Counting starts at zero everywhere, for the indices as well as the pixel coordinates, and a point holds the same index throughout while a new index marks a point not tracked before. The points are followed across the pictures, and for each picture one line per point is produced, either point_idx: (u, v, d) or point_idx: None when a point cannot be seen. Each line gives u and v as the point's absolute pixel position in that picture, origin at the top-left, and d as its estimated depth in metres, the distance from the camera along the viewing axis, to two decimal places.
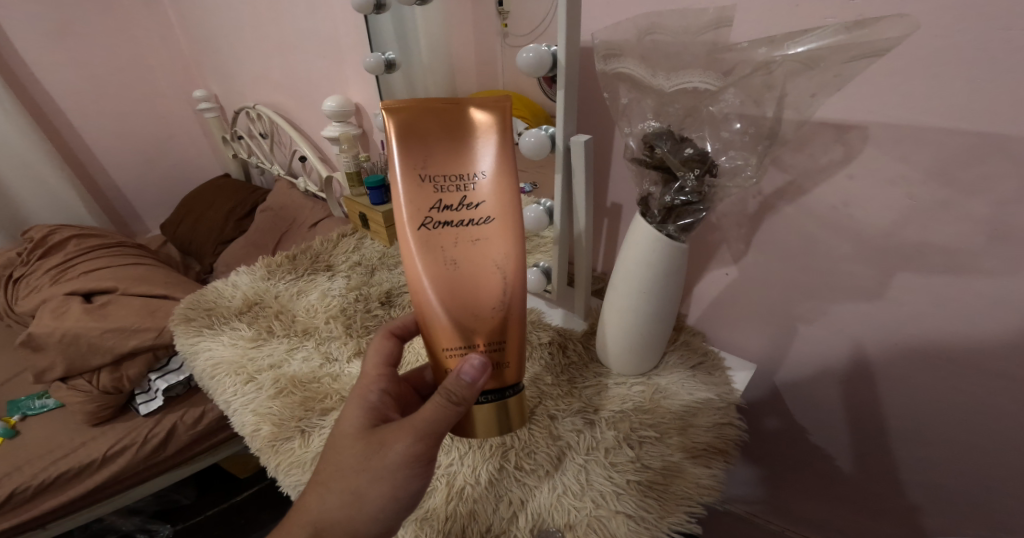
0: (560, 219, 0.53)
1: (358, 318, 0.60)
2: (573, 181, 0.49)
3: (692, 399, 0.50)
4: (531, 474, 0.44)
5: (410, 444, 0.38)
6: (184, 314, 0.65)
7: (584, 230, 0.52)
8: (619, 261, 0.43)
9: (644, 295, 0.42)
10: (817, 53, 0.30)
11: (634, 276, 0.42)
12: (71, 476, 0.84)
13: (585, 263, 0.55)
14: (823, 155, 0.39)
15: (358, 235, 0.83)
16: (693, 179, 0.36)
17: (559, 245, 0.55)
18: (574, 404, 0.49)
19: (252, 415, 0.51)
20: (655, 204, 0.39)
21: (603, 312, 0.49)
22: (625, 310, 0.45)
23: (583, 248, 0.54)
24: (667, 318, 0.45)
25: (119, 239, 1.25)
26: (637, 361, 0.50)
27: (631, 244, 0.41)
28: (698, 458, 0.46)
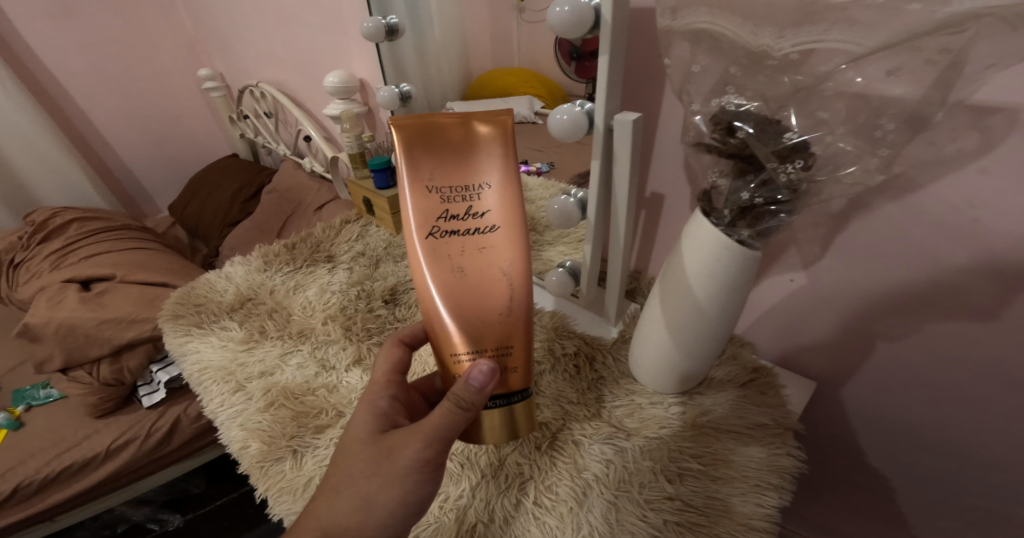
0: (594, 211, 0.46)
1: (358, 319, 0.54)
2: (613, 168, 0.42)
3: (742, 424, 0.44)
4: (552, 511, 0.38)
5: (421, 449, 0.33)
6: (173, 310, 0.60)
7: (624, 224, 0.44)
8: (669, 265, 0.38)
9: (696, 304, 0.36)
10: (1016, 10, 0.22)
11: (686, 285, 0.36)
12: (76, 470, 0.82)
13: (619, 262, 0.48)
14: (950, 144, 0.32)
15: (362, 222, 0.77)
16: (792, 171, 0.29)
17: (591, 242, 0.48)
18: (603, 428, 0.43)
19: (239, 430, 0.45)
20: (722, 200, 0.33)
21: (643, 315, 0.43)
22: (674, 318, 0.38)
23: (619, 246, 0.46)
24: (722, 330, 0.37)
25: (123, 222, 1.21)
26: (679, 378, 0.43)
27: (685, 246, 0.35)
28: (749, 495, 0.40)
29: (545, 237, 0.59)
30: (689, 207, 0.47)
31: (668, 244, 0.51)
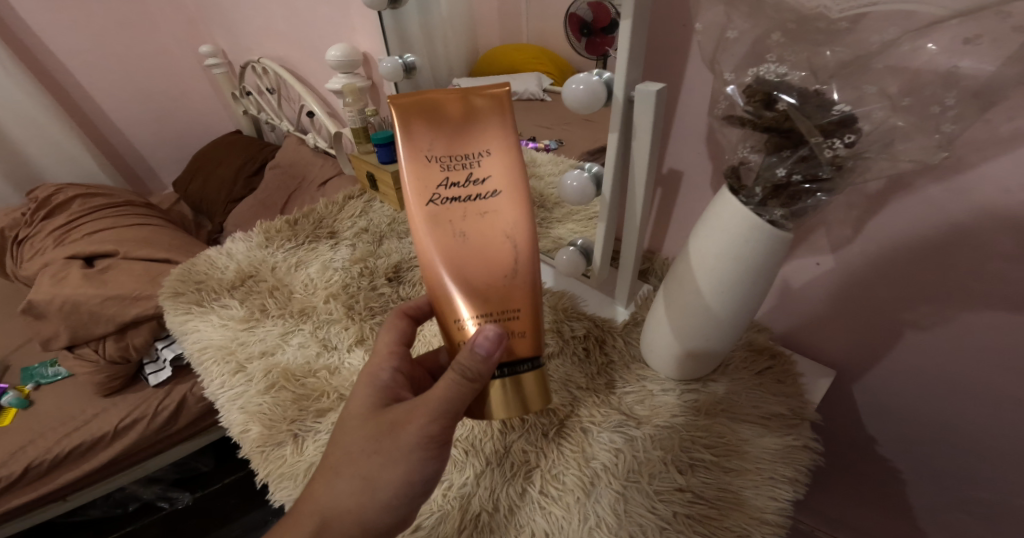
0: (610, 188, 0.43)
1: (361, 297, 0.52)
2: (633, 142, 0.39)
3: (757, 414, 0.42)
4: (559, 501, 0.37)
5: (425, 426, 0.31)
6: (174, 288, 0.58)
7: (642, 202, 0.42)
8: (688, 248, 0.36)
9: (716, 288, 0.34)
10: None
11: (707, 269, 0.34)
12: (85, 450, 0.82)
13: (634, 241, 0.45)
14: (1005, 123, 0.29)
15: (367, 199, 0.75)
16: (840, 146, 0.27)
17: (605, 221, 0.45)
18: (612, 415, 0.41)
19: (240, 413, 0.44)
20: (752, 176, 0.32)
21: (659, 297, 0.41)
22: (692, 303, 0.36)
23: (635, 224, 0.44)
24: (744, 316, 0.35)
25: (126, 199, 1.19)
26: (693, 364, 0.41)
27: (708, 228, 0.33)
28: (762, 488, 0.38)
29: (554, 214, 0.56)
30: (710, 185, 0.44)
31: (685, 224, 0.49)
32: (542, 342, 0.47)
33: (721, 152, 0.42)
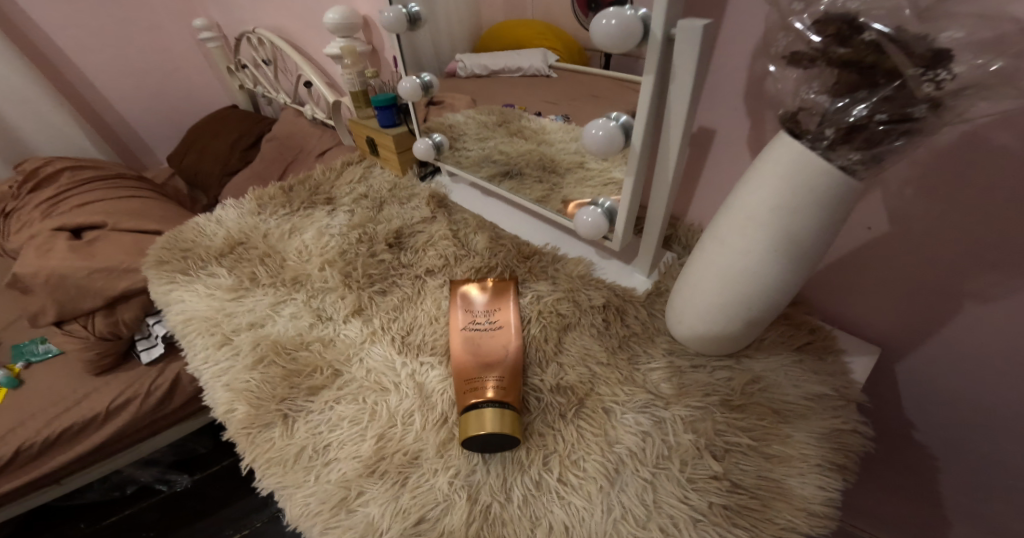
0: (640, 140, 0.37)
1: (358, 264, 0.47)
2: (671, 86, 0.34)
3: (799, 394, 0.37)
4: (580, 490, 0.33)
5: None
6: (159, 256, 0.53)
7: (676, 156, 0.36)
8: (736, 200, 0.30)
9: (771, 247, 0.29)
10: None
11: (761, 223, 0.28)
12: (77, 431, 0.79)
13: (662, 202, 0.40)
14: None
15: (366, 165, 0.69)
16: (933, 83, 0.22)
17: (632, 180, 0.39)
18: (638, 395, 0.36)
19: (225, 391, 0.40)
20: (815, 121, 0.26)
21: (692, 259, 0.35)
22: (738, 266, 0.31)
23: (665, 183, 0.39)
24: (796, 283, 0.31)
25: (117, 171, 1.14)
26: (728, 339, 0.36)
27: (761, 178, 0.28)
28: (809, 477, 0.34)
29: (566, 180, 0.50)
30: (748, 143, 0.39)
31: (715, 186, 0.43)
32: (558, 312, 0.41)
33: (764, 105, 0.36)
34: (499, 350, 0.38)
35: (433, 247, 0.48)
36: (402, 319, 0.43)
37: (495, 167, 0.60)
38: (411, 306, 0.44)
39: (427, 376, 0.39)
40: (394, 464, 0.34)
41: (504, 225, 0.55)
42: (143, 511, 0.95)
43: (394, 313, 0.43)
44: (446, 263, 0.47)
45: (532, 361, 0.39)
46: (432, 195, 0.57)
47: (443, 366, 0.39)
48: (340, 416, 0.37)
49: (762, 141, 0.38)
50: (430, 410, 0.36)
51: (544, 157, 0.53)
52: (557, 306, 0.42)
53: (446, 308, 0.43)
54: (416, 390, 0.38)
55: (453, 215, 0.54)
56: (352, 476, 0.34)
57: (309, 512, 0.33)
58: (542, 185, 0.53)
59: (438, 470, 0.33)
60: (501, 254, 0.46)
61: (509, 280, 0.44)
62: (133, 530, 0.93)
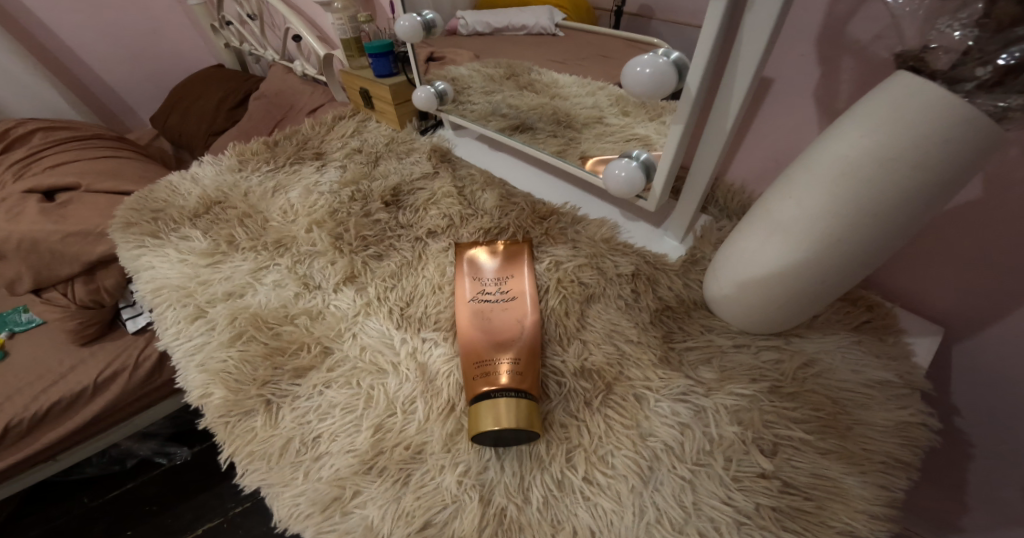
0: (698, 82, 0.29)
1: (350, 225, 0.42)
2: (747, 14, 0.26)
3: (858, 380, 0.32)
4: (608, 491, 0.29)
5: None
6: (125, 216, 0.47)
7: (738, 106, 0.30)
8: (823, 149, 0.24)
9: (866, 211, 0.23)
10: None
11: (859, 179, 0.23)
12: (64, 407, 0.75)
13: (709, 160, 0.34)
14: None
15: (360, 119, 0.62)
16: None
17: (680, 132, 0.32)
18: (676, 382, 0.31)
19: (198, 373, 0.35)
20: (947, 61, 0.21)
21: (749, 221, 0.29)
22: (814, 232, 0.25)
23: (718, 138, 0.32)
24: (884, 256, 0.25)
25: (95, 130, 1.05)
26: (782, 318, 0.31)
27: (868, 119, 0.22)
28: (869, 476, 0.29)
29: (584, 134, 0.45)
30: (814, 96, 0.32)
31: (763, 140, 0.37)
32: (580, 281, 0.36)
33: (844, 50, 0.29)
34: (512, 327, 0.33)
35: (436, 206, 0.43)
36: (401, 288, 0.37)
37: (504, 120, 0.53)
38: (411, 272, 0.38)
39: (430, 355, 0.34)
40: (394, 460, 0.29)
41: (513, 182, 0.49)
42: (143, 485, 0.89)
43: (392, 281, 0.38)
44: (450, 224, 0.41)
45: (551, 337, 0.34)
46: (434, 148, 0.51)
47: (448, 343, 0.34)
48: (332, 403, 0.32)
49: (833, 95, 0.31)
50: (435, 396, 0.31)
51: (558, 112, 0.47)
52: (579, 273, 0.36)
53: (450, 275, 0.37)
54: (419, 372, 0.33)
55: (458, 171, 0.48)
56: (347, 474, 0.29)
57: (299, 514, 0.29)
58: (557, 139, 0.47)
59: (444, 467, 0.29)
60: (513, 214, 0.40)
61: (523, 243, 0.38)
62: (134, 504, 0.87)
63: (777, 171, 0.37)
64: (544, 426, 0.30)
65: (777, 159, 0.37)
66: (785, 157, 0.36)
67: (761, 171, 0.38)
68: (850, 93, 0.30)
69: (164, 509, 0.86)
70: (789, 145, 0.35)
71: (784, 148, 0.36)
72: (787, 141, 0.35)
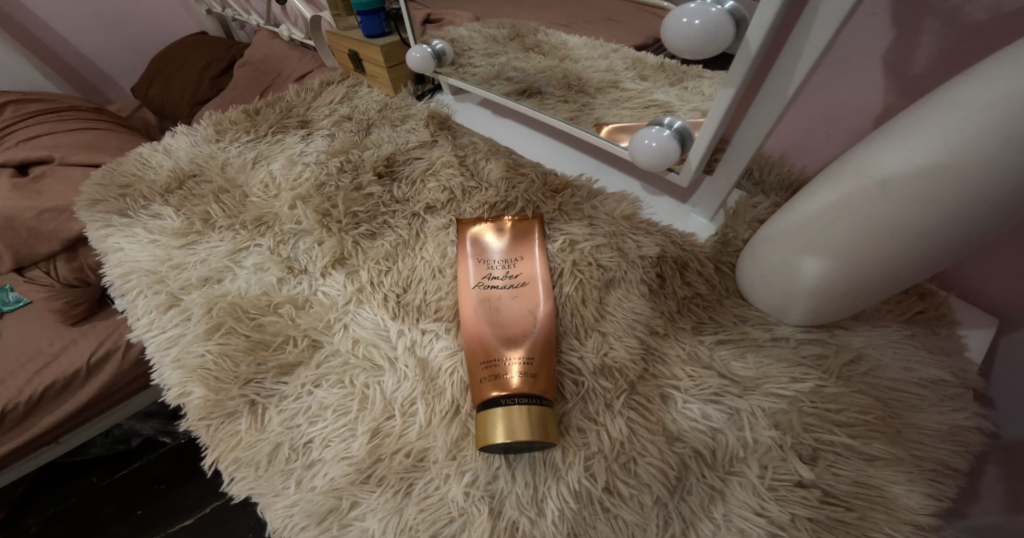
0: (761, 39, 0.24)
1: (339, 200, 0.37)
2: None
3: (910, 379, 0.29)
4: (630, 502, 0.26)
5: None
6: (92, 193, 0.42)
7: (804, 70, 0.25)
8: (925, 116, 0.20)
9: (966, 197, 0.19)
10: None
11: (963, 158, 0.18)
12: (61, 390, 0.63)
13: (757, 133, 0.29)
14: None
15: (349, 84, 0.57)
16: None
17: (728, 98, 0.28)
18: (708, 382, 0.28)
19: (174, 369, 0.31)
20: None
21: (812, 195, 0.26)
22: (892, 215, 0.21)
23: (774, 107, 0.27)
24: (977, 246, 0.21)
25: (71, 102, 0.97)
26: (834, 309, 0.27)
27: (990, 80, 0.18)
28: (917, 484, 0.26)
29: (598, 100, 0.40)
30: (883, 60, 0.28)
31: (813, 107, 0.33)
32: (597, 264, 0.32)
33: (928, 9, 0.26)
34: (524, 319, 0.29)
35: (435, 177, 0.38)
36: (397, 272, 0.33)
37: (509, 84, 0.47)
38: (408, 254, 0.34)
39: (431, 349, 0.30)
40: (394, 469, 0.26)
41: (521, 151, 0.44)
42: (149, 464, 0.76)
43: (386, 263, 0.34)
44: (451, 198, 0.37)
45: (567, 330, 0.30)
46: (431, 114, 0.46)
47: (451, 336, 0.30)
48: (322, 404, 0.29)
49: (908, 60, 0.27)
50: (437, 397, 0.28)
51: (569, 75, 0.43)
52: (596, 255, 0.32)
53: (452, 257, 0.33)
54: (418, 369, 0.29)
55: (459, 139, 0.43)
56: (342, 483, 0.27)
57: (292, 527, 0.27)
58: (568, 105, 0.42)
59: (449, 476, 0.26)
60: (521, 187, 0.36)
61: (533, 219, 0.34)
62: (140, 485, 0.74)
63: (825, 142, 0.34)
64: (559, 431, 0.27)
65: (827, 128, 0.33)
66: (836, 127, 0.32)
67: (804, 140, 0.35)
68: (929, 58, 0.27)
69: (173, 487, 0.73)
70: (843, 113, 0.32)
71: (836, 117, 0.32)
72: (842, 109, 0.31)
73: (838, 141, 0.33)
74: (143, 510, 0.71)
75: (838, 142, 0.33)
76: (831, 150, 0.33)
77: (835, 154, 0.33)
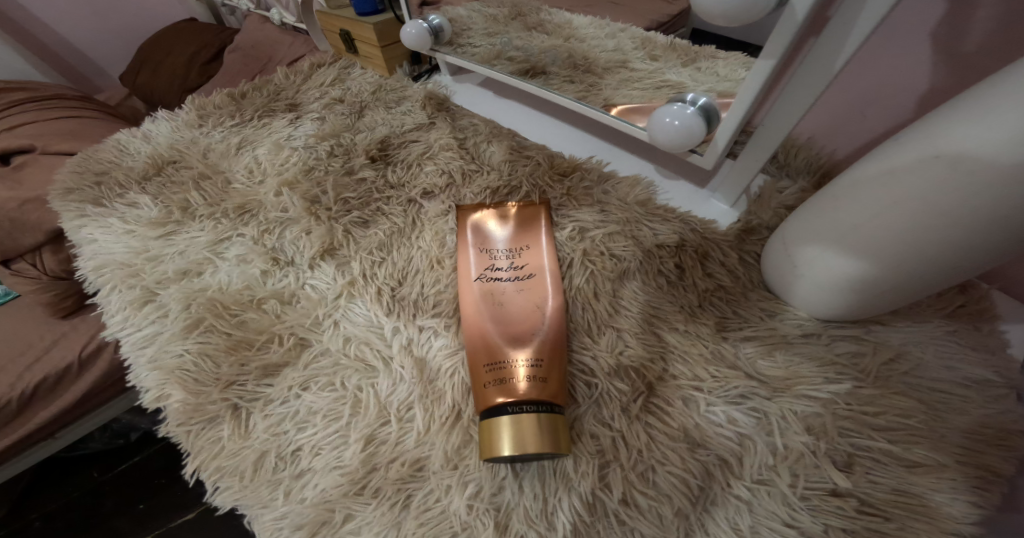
0: (809, 4, 0.22)
1: (329, 186, 0.34)
2: None
3: (953, 379, 0.26)
4: (648, 515, 0.23)
5: None
6: (66, 181, 0.39)
7: (856, 40, 0.22)
8: (1008, 88, 0.17)
9: None
10: None
11: None
12: (55, 384, 0.53)
13: (793, 112, 0.26)
14: None
15: (341, 66, 0.53)
16: None
17: (767, 71, 0.25)
18: (736, 384, 0.25)
19: (152, 370, 0.29)
20: None
21: (859, 179, 0.23)
22: (961, 201, 0.18)
23: (816, 83, 0.25)
24: None
25: (57, 90, 0.94)
26: (876, 305, 0.24)
27: None
28: (962, 492, 0.23)
29: (606, 80, 0.37)
30: (933, 36, 0.26)
31: (847, 85, 0.30)
32: (610, 254, 0.29)
33: None
34: (531, 316, 0.27)
35: (433, 161, 0.35)
36: (391, 263, 0.31)
37: (512, 64, 0.44)
38: (403, 243, 0.32)
39: (429, 348, 0.28)
40: (391, 479, 0.24)
41: (525, 134, 0.41)
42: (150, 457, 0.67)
43: (380, 254, 0.31)
44: (450, 183, 0.34)
45: (578, 326, 0.27)
46: (428, 95, 0.43)
47: (451, 333, 0.28)
48: (310, 410, 0.27)
49: (961, 35, 0.25)
50: (438, 401, 0.26)
51: (574, 54, 0.40)
52: (609, 244, 0.29)
53: (451, 247, 0.30)
54: (416, 370, 0.27)
55: (458, 121, 0.40)
56: (333, 495, 0.24)
57: None
58: (574, 86, 0.39)
59: (450, 487, 0.24)
60: (526, 169, 0.34)
61: (539, 205, 0.31)
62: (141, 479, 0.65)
63: (858, 124, 0.31)
64: (571, 438, 0.24)
65: (862, 109, 0.30)
66: (873, 107, 0.29)
67: (834, 122, 0.32)
68: (986, 34, 0.24)
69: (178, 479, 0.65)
70: (882, 92, 0.29)
71: (873, 96, 0.29)
72: (881, 87, 0.28)
73: (873, 124, 0.30)
74: (145, 503, 0.63)
75: (874, 124, 0.30)
76: (865, 134, 0.31)
77: (869, 138, 0.30)
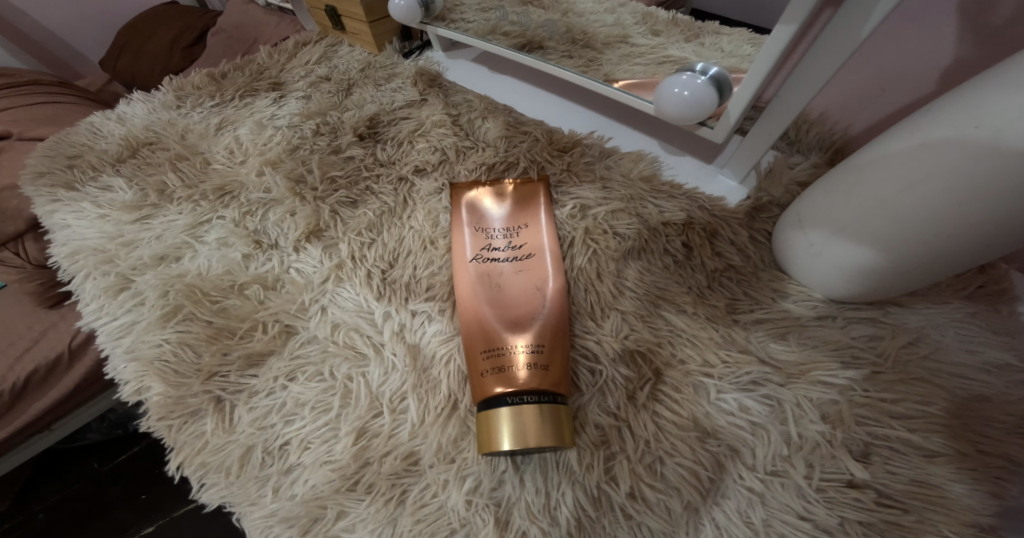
0: None
1: (313, 165, 0.33)
2: None
3: (975, 364, 0.24)
4: (657, 509, 0.22)
5: None
6: (37, 165, 0.37)
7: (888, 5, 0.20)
8: None
9: None
10: None
11: None
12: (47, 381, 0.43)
13: (813, 83, 0.24)
14: None
15: (328, 43, 0.51)
16: None
17: (787, 36, 0.23)
18: (748, 371, 0.24)
19: (128, 362, 0.27)
20: None
21: (889, 149, 0.21)
22: (1001, 175, 0.17)
23: (839, 51, 0.23)
24: None
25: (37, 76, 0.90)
26: (896, 286, 0.23)
27: None
28: (982, 484, 0.22)
29: (606, 55, 0.35)
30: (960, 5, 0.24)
31: (865, 57, 0.28)
32: (614, 233, 0.28)
33: None
34: (530, 298, 0.25)
35: (425, 138, 0.34)
36: (382, 245, 0.29)
37: (507, 39, 0.42)
38: (395, 223, 0.30)
39: (423, 334, 0.26)
40: (384, 474, 0.23)
41: (521, 110, 0.39)
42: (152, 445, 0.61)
43: (369, 236, 0.30)
44: (443, 160, 0.32)
45: (581, 309, 0.26)
46: (419, 71, 0.41)
47: (445, 319, 0.26)
48: (298, 401, 0.25)
49: (990, 6, 0.23)
50: (432, 392, 0.24)
51: (573, 29, 0.38)
52: (612, 222, 0.28)
53: (445, 226, 0.29)
54: (409, 358, 0.25)
55: (451, 97, 0.38)
56: (325, 491, 0.23)
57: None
58: (573, 61, 0.37)
59: (448, 481, 0.23)
60: (523, 145, 0.32)
61: (539, 182, 0.29)
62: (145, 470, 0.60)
63: (874, 99, 0.29)
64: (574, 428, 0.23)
65: (881, 84, 0.28)
66: (892, 82, 0.28)
67: (850, 95, 0.30)
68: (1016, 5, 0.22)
69: None
70: (902, 65, 0.27)
71: (893, 70, 0.27)
72: (902, 60, 0.27)
73: (891, 99, 0.28)
74: (148, 494, 0.57)
75: (890, 101, 0.28)
76: (881, 110, 0.29)
77: (884, 115, 0.29)
